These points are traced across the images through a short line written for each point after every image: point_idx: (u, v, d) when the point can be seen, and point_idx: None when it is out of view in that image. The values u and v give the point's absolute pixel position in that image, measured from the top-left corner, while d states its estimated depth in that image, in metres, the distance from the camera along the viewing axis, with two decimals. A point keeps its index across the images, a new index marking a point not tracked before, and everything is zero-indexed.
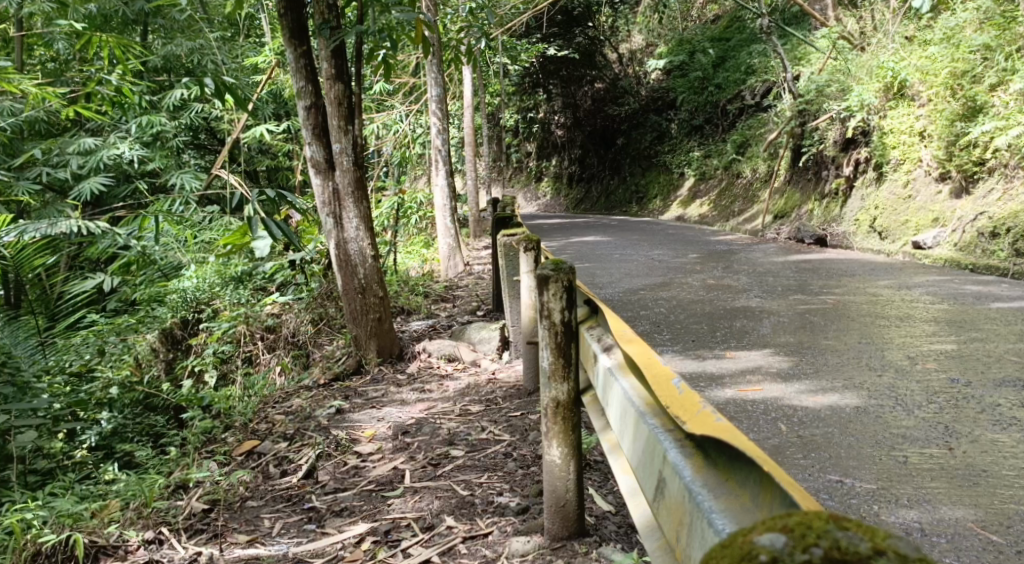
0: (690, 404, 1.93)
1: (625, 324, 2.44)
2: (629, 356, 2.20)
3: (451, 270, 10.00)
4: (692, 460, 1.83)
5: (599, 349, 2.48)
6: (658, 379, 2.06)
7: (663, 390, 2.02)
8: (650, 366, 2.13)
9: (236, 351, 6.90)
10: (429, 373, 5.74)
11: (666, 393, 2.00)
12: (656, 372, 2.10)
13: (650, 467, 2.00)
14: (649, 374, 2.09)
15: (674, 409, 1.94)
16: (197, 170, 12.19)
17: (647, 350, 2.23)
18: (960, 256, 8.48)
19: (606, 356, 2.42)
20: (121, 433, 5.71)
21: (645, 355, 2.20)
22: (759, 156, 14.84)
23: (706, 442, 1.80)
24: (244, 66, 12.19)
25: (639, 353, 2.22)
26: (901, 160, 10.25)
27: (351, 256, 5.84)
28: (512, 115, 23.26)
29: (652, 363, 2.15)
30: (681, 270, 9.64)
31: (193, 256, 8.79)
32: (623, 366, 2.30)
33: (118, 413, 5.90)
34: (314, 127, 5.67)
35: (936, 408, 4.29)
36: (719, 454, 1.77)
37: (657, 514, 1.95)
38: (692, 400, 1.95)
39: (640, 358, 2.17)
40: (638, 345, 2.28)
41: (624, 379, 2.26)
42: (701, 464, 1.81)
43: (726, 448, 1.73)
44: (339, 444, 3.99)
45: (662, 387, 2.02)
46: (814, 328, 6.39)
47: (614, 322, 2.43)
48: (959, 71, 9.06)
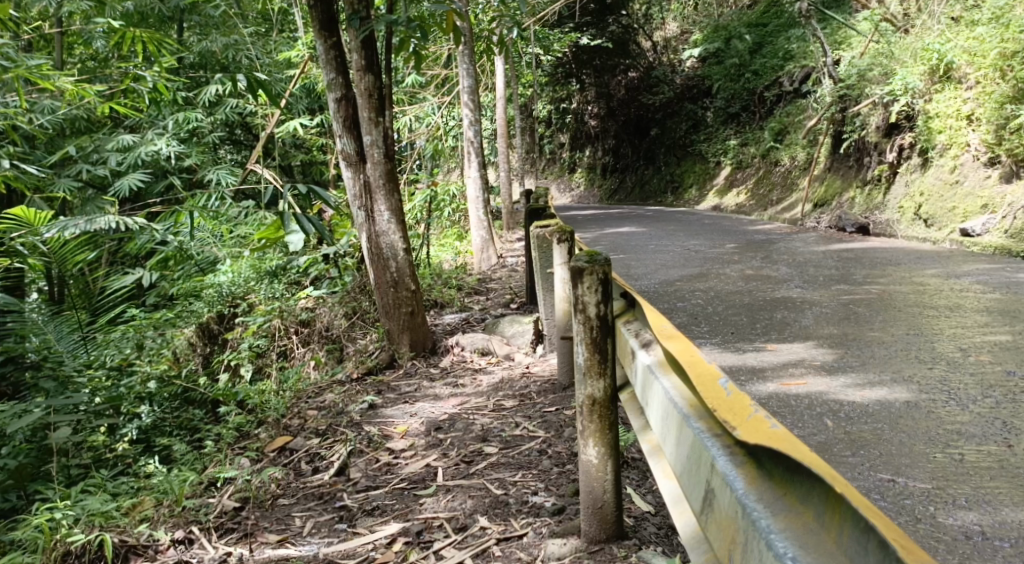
0: (738, 406, 1.80)
1: (665, 316, 2.31)
2: (669, 353, 2.07)
3: (485, 263, 9.92)
4: (744, 470, 1.71)
5: (637, 345, 2.36)
6: (702, 378, 1.93)
7: (709, 391, 1.88)
8: (692, 364, 1.99)
9: (270, 345, 6.97)
10: (462, 367, 5.67)
11: (711, 395, 1.86)
12: (699, 370, 1.97)
13: (697, 475, 1.89)
14: (692, 374, 1.96)
15: (721, 412, 1.81)
16: (232, 165, 12.25)
17: (689, 346, 2.10)
18: (1010, 244, 8.18)
19: (645, 353, 2.30)
20: (161, 426, 5.79)
21: (686, 351, 2.07)
22: (798, 143, 14.51)
23: (758, 451, 1.67)
24: (278, 61, 12.21)
25: (681, 349, 2.08)
26: (947, 145, 9.91)
27: (384, 249, 5.77)
28: (545, 106, 23.10)
29: (694, 360, 2.01)
30: (719, 261, 9.45)
31: (228, 250, 8.82)
32: (663, 364, 2.18)
33: (157, 407, 5.97)
34: (345, 120, 5.63)
35: (992, 403, 4.09)
36: (773, 464, 1.64)
37: (705, 526, 1.83)
38: (740, 403, 1.82)
39: (682, 356, 2.04)
40: (678, 340, 2.15)
41: (667, 379, 2.13)
42: (754, 476, 1.69)
43: (783, 461, 1.61)
44: (371, 440, 3.92)
45: (707, 388, 1.89)
46: (858, 319, 6.19)
47: (652, 316, 2.30)
48: (1009, 52, 8.63)
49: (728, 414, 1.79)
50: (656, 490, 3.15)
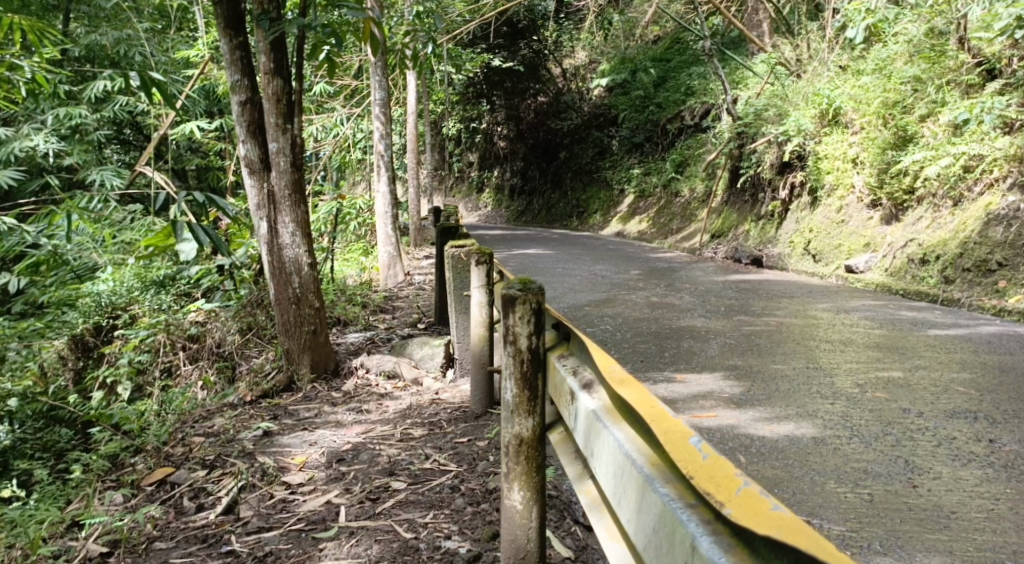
0: (721, 478, 1.70)
1: (612, 358, 2.19)
2: (631, 407, 1.93)
3: (390, 280, 9.65)
4: (735, 556, 1.59)
5: (575, 385, 2.22)
6: (672, 440, 1.82)
7: (685, 457, 1.77)
8: (659, 423, 1.88)
9: (154, 361, 6.47)
10: (366, 392, 5.38)
11: (689, 463, 1.75)
12: (667, 429, 1.86)
13: (668, 550, 1.74)
14: (664, 436, 1.82)
15: (703, 482, 1.70)
16: (120, 167, 11.58)
17: (646, 397, 1.99)
18: (890, 281, 8.49)
19: (586, 395, 2.16)
20: (20, 448, 5.24)
21: (646, 404, 1.95)
22: (697, 176, 14.89)
23: (757, 539, 1.56)
24: (176, 61, 11.62)
25: (641, 401, 1.95)
26: (834, 186, 10.30)
27: (286, 263, 5.45)
28: (453, 124, 22.94)
29: (660, 417, 1.90)
30: (623, 287, 9.50)
31: (111, 257, 8.22)
32: (613, 413, 2.04)
33: (18, 428, 5.42)
34: (249, 125, 5.29)
35: (892, 441, 4.12)
36: (775, 555, 1.53)
37: None
38: (728, 476, 1.70)
39: (646, 412, 1.91)
40: (633, 389, 2.03)
41: (617, 429, 1.99)
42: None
43: (794, 555, 1.49)
44: (265, 473, 3.61)
45: (681, 453, 1.78)
46: (760, 351, 6.27)
47: (598, 356, 2.17)
48: (891, 101, 9.26)
49: (713, 487, 1.68)
50: (575, 533, 3.04)
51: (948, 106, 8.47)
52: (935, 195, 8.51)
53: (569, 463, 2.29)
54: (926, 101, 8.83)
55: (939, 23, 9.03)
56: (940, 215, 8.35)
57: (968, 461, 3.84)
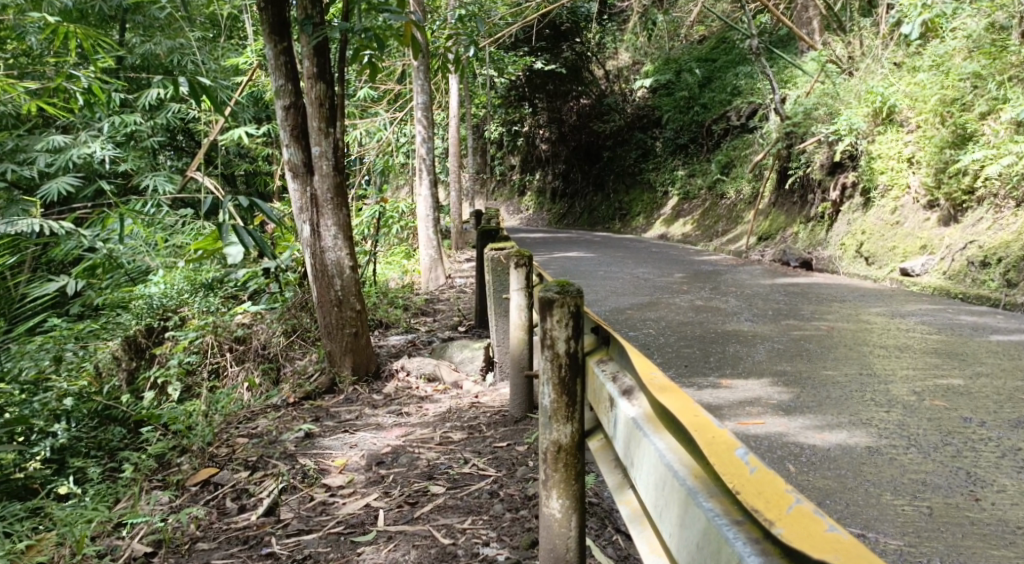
0: (770, 494, 1.66)
1: (651, 362, 2.13)
2: (673, 416, 1.87)
3: (433, 282, 9.66)
4: None
5: (614, 391, 2.15)
6: (717, 451, 1.77)
7: (731, 470, 1.72)
8: (702, 432, 1.82)
9: (202, 362, 6.56)
10: (407, 395, 5.36)
11: (736, 477, 1.70)
12: (712, 439, 1.81)
13: None
14: (709, 448, 1.77)
15: (751, 498, 1.66)
16: (172, 172, 11.84)
17: (688, 404, 1.93)
18: (948, 285, 8.23)
19: (625, 400, 2.10)
20: (76, 446, 5.34)
21: (687, 412, 1.89)
22: (743, 177, 14.64)
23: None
24: (225, 68, 11.82)
25: (682, 410, 1.90)
26: (888, 186, 10.01)
27: (329, 266, 5.48)
28: (497, 128, 22.96)
29: (703, 425, 1.84)
30: (668, 290, 9.37)
31: (162, 260, 8.36)
32: (652, 420, 1.98)
33: (74, 426, 5.50)
34: (292, 129, 5.36)
35: (952, 451, 3.96)
36: None
37: None
38: (778, 494, 1.65)
39: (688, 421, 1.86)
40: (674, 396, 1.97)
41: (656, 437, 1.93)
42: None
43: None
44: (306, 475, 3.61)
45: (727, 466, 1.73)
46: (810, 356, 6.11)
47: (637, 360, 2.11)
48: (949, 98, 8.96)
49: (763, 504, 1.64)
50: (616, 542, 2.97)
51: (1010, 103, 8.15)
52: (996, 195, 8.21)
53: (609, 471, 2.23)
54: (985, 98, 8.53)
55: (1000, 17, 8.89)
56: (1001, 215, 8.07)
57: None
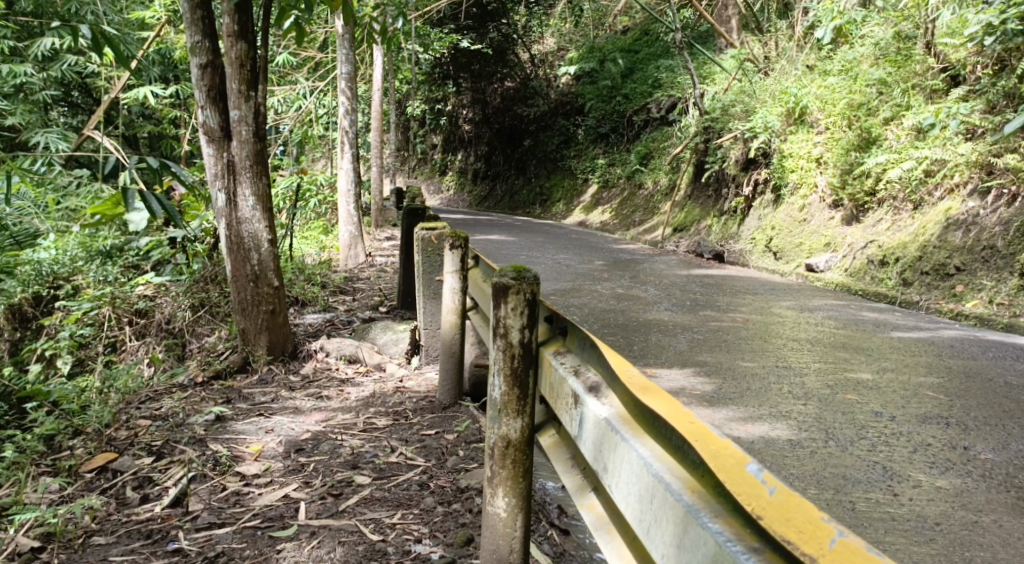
0: (795, 519, 1.48)
1: (628, 362, 2.01)
2: (669, 427, 1.71)
3: (351, 260, 9.36)
4: None
5: (580, 388, 2.05)
6: (725, 467, 1.60)
7: (747, 490, 1.55)
8: (704, 444, 1.67)
9: (97, 335, 6.15)
10: (326, 377, 5.14)
11: (753, 498, 1.53)
12: (716, 452, 1.64)
13: None
14: (719, 467, 1.60)
15: (774, 523, 1.48)
16: (67, 130, 11.16)
17: (681, 411, 1.79)
18: (849, 281, 8.47)
19: (596, 401, 1.99)
20: None
21: (682, 421, 1.75)
22: (661, 169, 14.79)
23: None
24: (130, 22, 11.20)
25: (675, 418, 1.75)
26: (798, 184, 10.21)
27: (244, 239, 5.15)
28: (418, 105, 22.61)
29: (705, 437, 1.69)
30: (588, 276, 9.36)
31: (54, 224, 7.86)
32: (640, 429, 1.83)
33: None
34: (209, 89, 4.99)
35: (868, 445, 4.02)
36: None
37: None
38: (810, 521, 1.47)
39: (684, 431, 1.71)
40: (663, 402, 1.83)
41: (641, 444, 1.80)
42: None
43: None
44: (217, 462, 3.36)
45: (741, 485, 1.55)
46: (729, 347, 6.17)
47: (612, 359, 1.99)
48: (856, 103, 9.24)
49: (794, 534, 1.45)
50: (552, 538, 2.89)
51: (913, 110, 8.46)
52: (896, 198, 8.48)
53: (567, 474, 2.16)
54: (890, 105, 8.83)
55: (906, 28, 9.09)
56: (900, 217, 8.33)
57: (945, 470, 3.75)
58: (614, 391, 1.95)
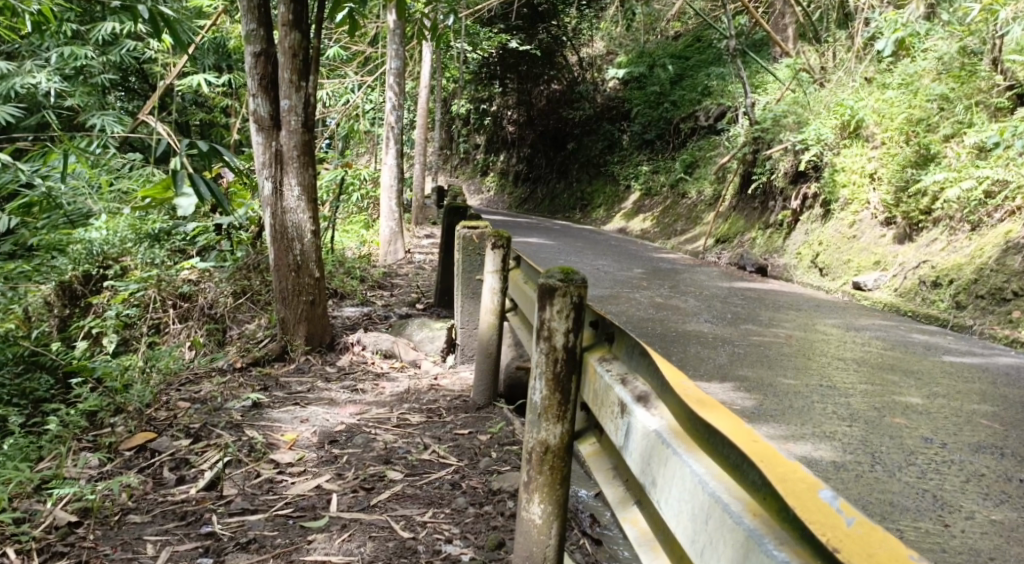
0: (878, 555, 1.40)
1: (683, 373, 1.95)
2: (732, 446, 1.65)
3: (391, 256, 9.41)
4: None
5: (629, 397, 2.00)
6: (794, 491, 1.53)
7: (821, 519, 1.47)
8: (769, 465, 1.60)
9: (142, 316, 6.23)
10: (362, 369, 5.15)
11: (829, 528, 1.45)
12: (784, 474, 1.58)
13: None
14: (791, 493, 1.53)
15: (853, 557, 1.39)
16: (122, 113, 11.43)
17: (741, 428, 1.74)
18: (898, 302, 8.27)
19: (645, 411, 1.94)
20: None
21: (744, 440, 1.69)
22: (706, 178, 14.60)
23: None
24: (189, 10, 11.44)
25: (735, 436, 1.70)
26: (848, 200, 10.00)
27: (289, 228, 5.19)
28: (464, 104, 22.69)
29: (771, 458, 1.62)
30: (628, 283, 9.27)
31: (105, 205, 8.06)
32: (697, 446, 1.77)
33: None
34: (261, 79, 5.05)
35: (918, 472, 3.90)
36: None
37: None
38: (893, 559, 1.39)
39: (746, 450, 1.64)
40: (722, 418, 1.78)
41: (695, 461, 1.75)
42: None
43: None
44: (252, 449, 3.37)
45: (814, 513, 1.48)
46: (769, 362, 6.06)
47: (665, 369, 1.94)
48: (915, 118, 9.00)
49: None
50: (584, 547, 2.85)
51: (975, 127, 8.23)
52: (953, 217, 8.26)
53: (611, 485, 2.11)
54: (951, 121, 8.59)
55: (972, 42, 8.98)
56: (956, 238, 8.10)
57: (1000, 502, 3.62)
58: (667, 404, 1.90)
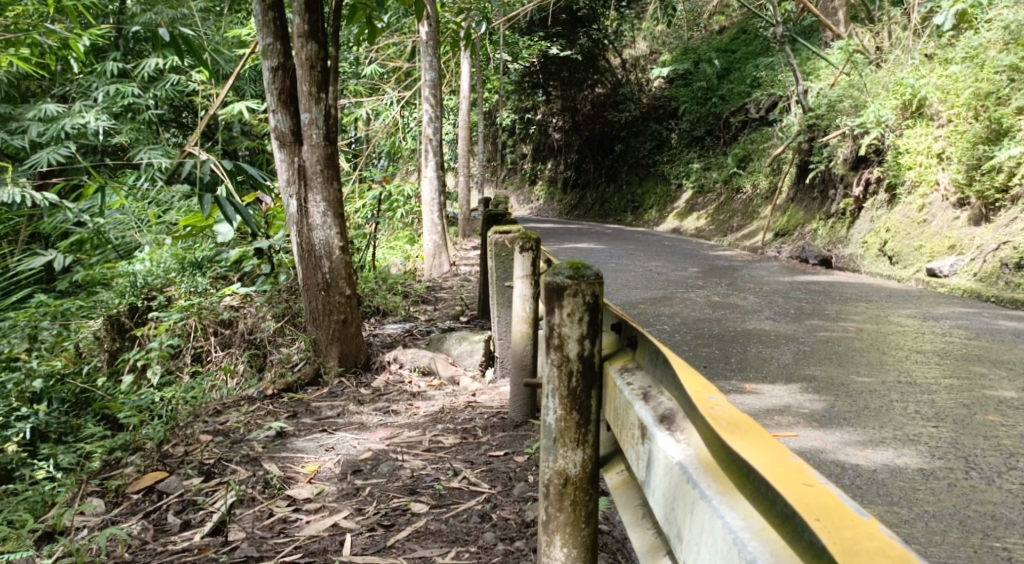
0: None
1: (714, 392, 1.63)
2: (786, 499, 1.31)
3: (435, 270, 9.16)
4: None
5: (650, 420, 1.69)
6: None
7: None
8: (830, 525, 1.26)
9: (185, 345, 6.09)
10: (398, 390, 4.87)
11: None
12: (849, 540, 1.23)
13: None
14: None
15: None
16: (170, 147, 11.47)
17: (788, 466, 1.40)
18: (978, 288, 7.64)
19: (670, 440, 1.62)
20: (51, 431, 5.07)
21: (792, 484, 1.35)
22: (760, 171, 14.01)
23: None
24: (229, 40, 11.43)
25: (779, 479, 1.36)
26: (916, 182, 9.38)
27: (316, 246, 4.96)
28: (509, 114, 22.30)
29: (831, 512, 1.28)
30: (682, 284, 8.85)
31: (152, 237, 7.98)
32: (735, 491, 1.43)
33: (55, 409, 5.39)
34: (281, 93, 4.83)
35: (1021, 478, 3.43)
36: None
37: None
38: None
39: (797, 501, 1.30)
40: (765, 453, 1.44)
41: (730, 509, 1.41)
42: None
43: None
44: (268, 485, 3.13)
45: None
46: (840, 359, 5.58)
47: (691, 385, 1.63)
48: (983, 92, 8.36)
49: None
50: None
51: None
52: None
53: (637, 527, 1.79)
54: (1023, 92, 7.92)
55: None
56: None
57: None
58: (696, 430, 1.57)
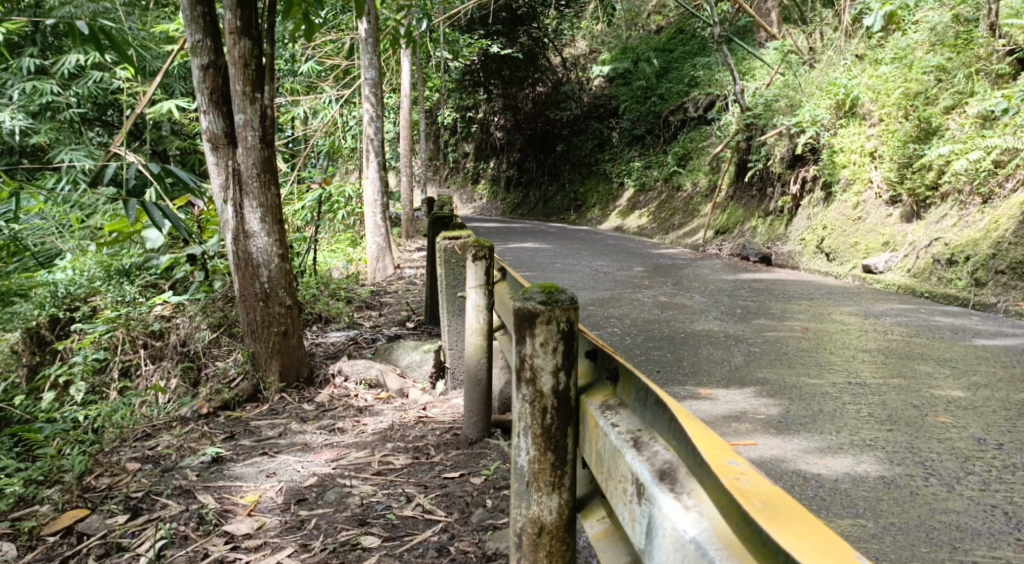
0: None
1: (738, 466, 1.62)
2: None
3: (379, 273, 8.90)
4: None
5: (659, 487, 1.71)
6: None
7: None
8: None
9: (112, 359, 5.72)
10: (344, 405, 4.65)
11: None
12: None
13: None
14: None
15: None
16: (95, 147, 10.95)
17: None
18: (913, 283, 7.73)
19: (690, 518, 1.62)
20: None
21: None
22: (701, 170, 14.13)
23: None
24: (155, 36, 10.94)
25: None
26: (850, 180, 9.51)
27: (253, 255, 4.69)
28: (450, 113, 21.74)
29: None
30: (628, 284, 8.81)
31: (76, 243, 7.53)
32: None
33: None
34: (212, 92, 4.58)
35: (978, 483, 3.40)
36: None
37: None
38: None
39: None
40: (815, 548, 1.43)
41: None
42: None
43: None
44: (202, 520, 2.98)
45: None
46: (790, 360, 5.55)
47: (714, 461, 1.62)
48: (912, 92, 8.51)
49: None
50: None
51: (977, 96, 7.74)
52: (961, 191, 7.75)
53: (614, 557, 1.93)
54: (951, 92, 8.08)
55: (965, 11, 8.55)
56: (967, 212, 7.60)
57: None
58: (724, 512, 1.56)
